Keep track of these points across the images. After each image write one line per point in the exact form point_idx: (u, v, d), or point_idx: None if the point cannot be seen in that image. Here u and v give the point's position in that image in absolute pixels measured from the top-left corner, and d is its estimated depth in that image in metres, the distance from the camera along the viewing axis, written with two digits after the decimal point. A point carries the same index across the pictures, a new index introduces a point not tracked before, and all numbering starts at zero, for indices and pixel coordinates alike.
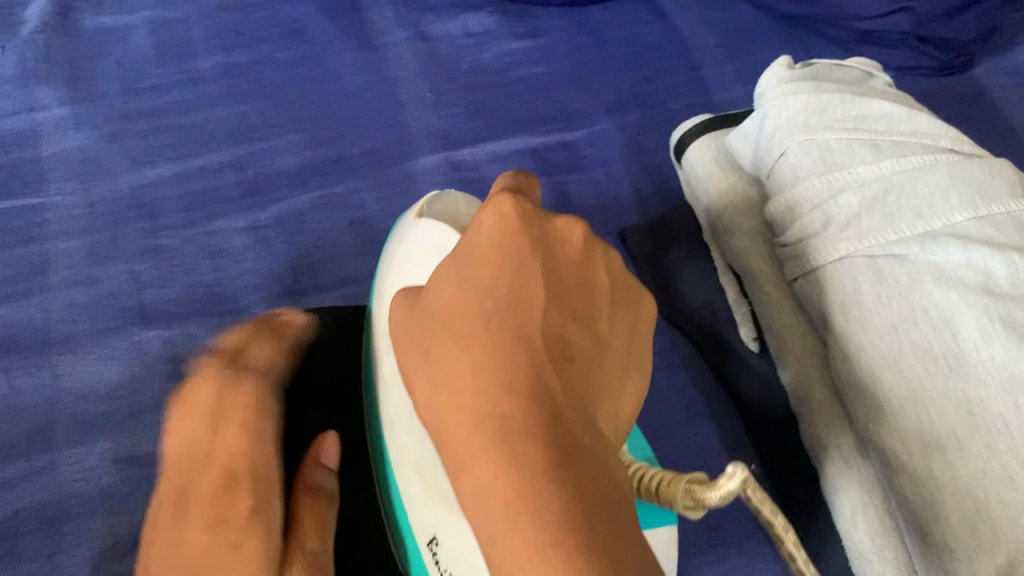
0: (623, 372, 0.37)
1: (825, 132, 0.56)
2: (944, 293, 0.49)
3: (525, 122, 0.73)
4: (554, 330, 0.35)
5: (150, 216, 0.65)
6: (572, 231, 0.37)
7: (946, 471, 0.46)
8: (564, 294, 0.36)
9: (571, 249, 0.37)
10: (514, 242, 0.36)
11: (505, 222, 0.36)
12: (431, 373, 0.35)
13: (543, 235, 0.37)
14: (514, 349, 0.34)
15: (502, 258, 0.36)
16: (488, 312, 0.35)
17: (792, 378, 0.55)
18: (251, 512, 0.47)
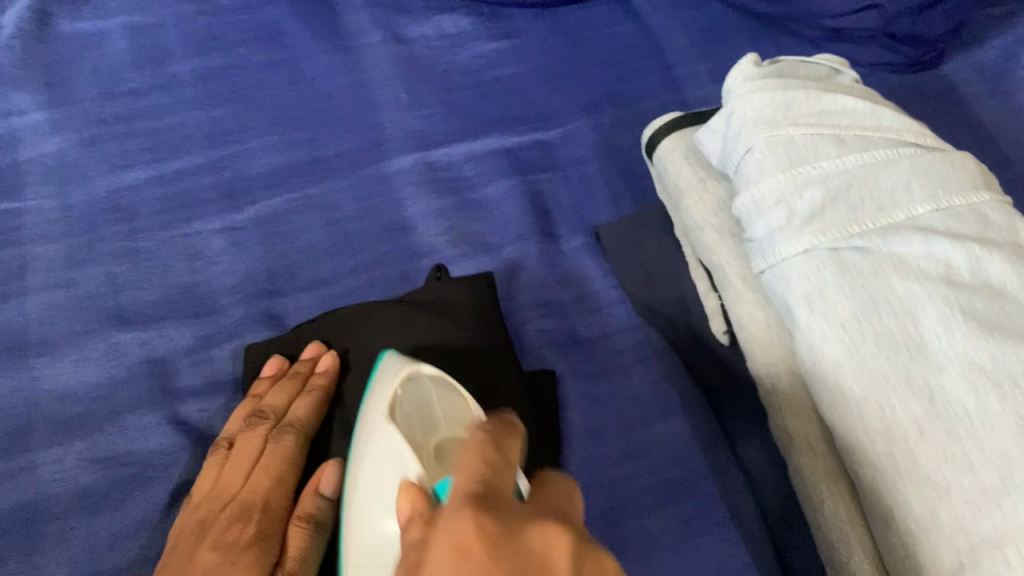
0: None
1: (790, 128, 0.57)
2: (906, 284, 0.51)
3: (500, 122, 0.74)
4: (539, 558, 0.27)
5: (127, 219, 0.65)
6: (566, 492, 0.30)
7: (908, 458, 0.47)
8: (546, 503, 0.28)
9: (561, 504, 0.29)
10: (494, 460, 0.29)
11: (483, 468, 0.29)
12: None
13: (533, 492, 0.29)
14: (477, 527, 0.26)
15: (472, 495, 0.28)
16: (456, 536, 0.27)
17: (760, 370, 0.56)
18: (258, 540, 0.47)
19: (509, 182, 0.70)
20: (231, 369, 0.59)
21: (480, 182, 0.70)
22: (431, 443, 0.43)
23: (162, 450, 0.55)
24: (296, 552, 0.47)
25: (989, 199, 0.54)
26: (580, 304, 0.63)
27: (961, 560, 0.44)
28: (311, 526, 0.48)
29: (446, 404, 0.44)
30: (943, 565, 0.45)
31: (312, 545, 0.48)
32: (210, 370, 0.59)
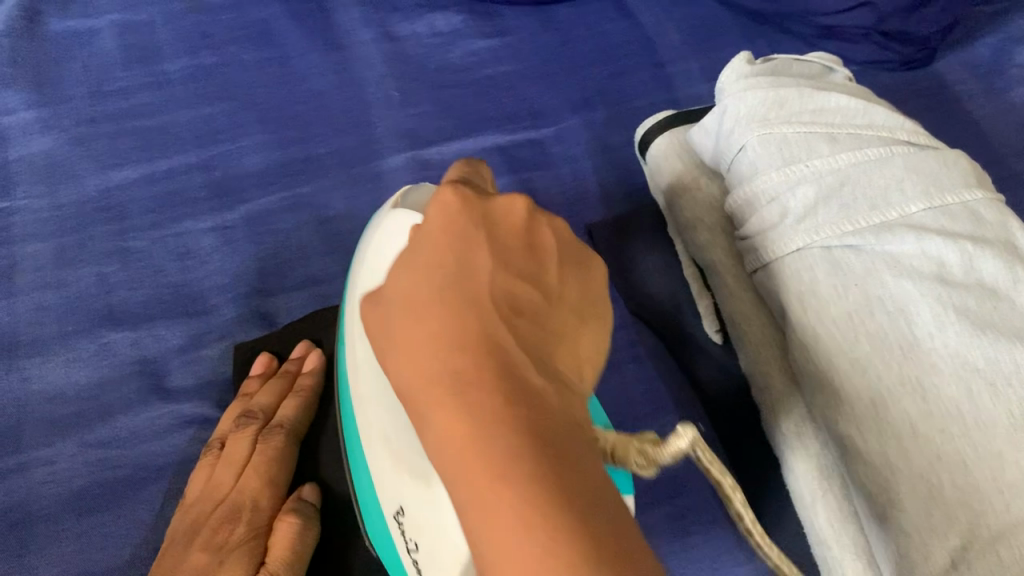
0: (576, 318, 0.33)
1: (783, 126, 0.57)
2: (899, 282, 0.51)
3: (492, 120, 0.73)
4: (506, 300, 0.31)
5: (118, 219, 0.65)
6: (512, 207, 0.33)
7: (900, 457, 0.47)
8: (511, 247, 0.32)
9: (513, 227, 0.33)
10: (460, 226, 0.32)
11: (449, 217, 0.32)
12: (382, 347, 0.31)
13: (482, 215, 0.33)
14: (458, 308, 0.30)
15: (445, 278, 0.31)
16: (442, 315, 0.30)
17: (753, 370, 0.56)
18: (245, 544, 0.48)
19: (501, 180, 0.69)
20: (223, 369, 0.59)
21: None
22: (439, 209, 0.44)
23: (153, 451, 0.55)
24: (280, 551, 0.47)
25: (981, 198, 0.54)
26: None
27: (952, 558, 0.44)
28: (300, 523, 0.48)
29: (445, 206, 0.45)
30: (934, 563, 0.45)
31: (299, 543, 0.48)
32: (201, 371, 0.59)
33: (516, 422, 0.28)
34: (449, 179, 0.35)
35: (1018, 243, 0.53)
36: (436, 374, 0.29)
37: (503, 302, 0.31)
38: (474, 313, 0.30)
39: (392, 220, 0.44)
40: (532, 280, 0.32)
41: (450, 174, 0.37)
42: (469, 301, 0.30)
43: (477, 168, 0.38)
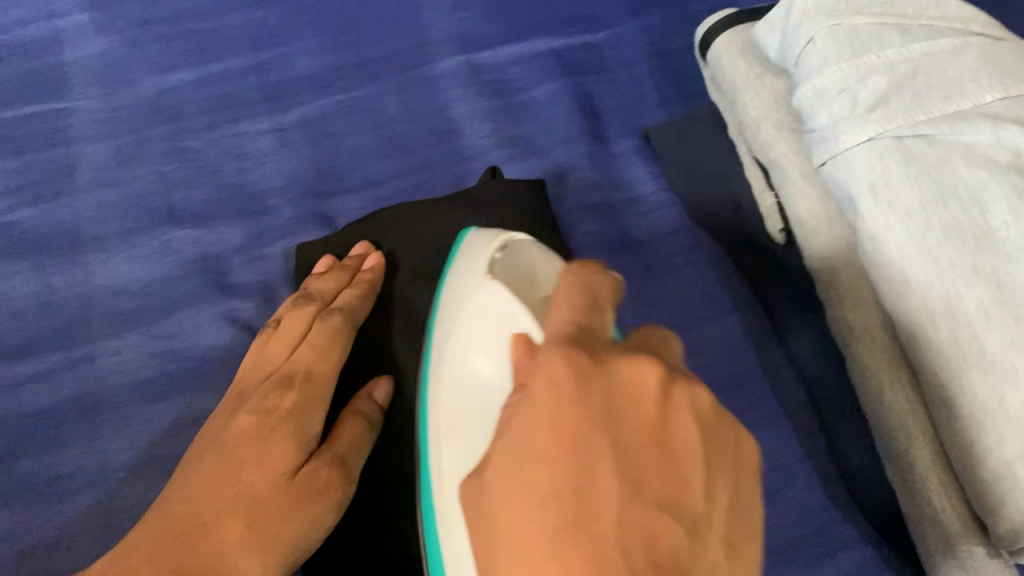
0: (707, 495, 0.26)
1: (853, 17, 0.56)
2: (973, 171, 0.50)
3: (545, 24, 0.72)
4: (638, 533, 0.25)
5: (174, 120, 0.65)
6: (639, 379, 0.27)
7: (973, 343, 0.46)
8: (654, 498, 0.26)
9: (644, 408, 0.27)
10: (572, 399, 0.27)
11: (559, 385, 0.27)
12: (483, 525, 0.27)
13: (608, 398, 0.27)
14: (563, 494, 0.25)
15: (562, 494, 0.25)
16: (548, 484, 0.25)
17: (818, 265, 0.55)
18: (301, 409, 0.48)
19: (556, 84, 0.69)
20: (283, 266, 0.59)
21: (527, 85, 0.69)
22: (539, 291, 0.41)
23: (218, 344, 0.56)
24: (345, 438, 0.47)
25: None
26: (630, 208, 0.64)
27: None
28: (366, 421, 0.48)
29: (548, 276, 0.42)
30: (1008, 449, 0.44)
31: (364, 438, 0.48)
32: (263, 268, 0.59)
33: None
34: (575, 307, 0.31)
35: None
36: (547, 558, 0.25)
37: (634, 502, 0.25)
38: (608, 485, 0.25)
39: (487, 294, 0.41)
40: (673, 478, 0.26)
41: (570, 278, 0.33)
42: (586, 529, 0.25)
43: (592, 271, 0.34)
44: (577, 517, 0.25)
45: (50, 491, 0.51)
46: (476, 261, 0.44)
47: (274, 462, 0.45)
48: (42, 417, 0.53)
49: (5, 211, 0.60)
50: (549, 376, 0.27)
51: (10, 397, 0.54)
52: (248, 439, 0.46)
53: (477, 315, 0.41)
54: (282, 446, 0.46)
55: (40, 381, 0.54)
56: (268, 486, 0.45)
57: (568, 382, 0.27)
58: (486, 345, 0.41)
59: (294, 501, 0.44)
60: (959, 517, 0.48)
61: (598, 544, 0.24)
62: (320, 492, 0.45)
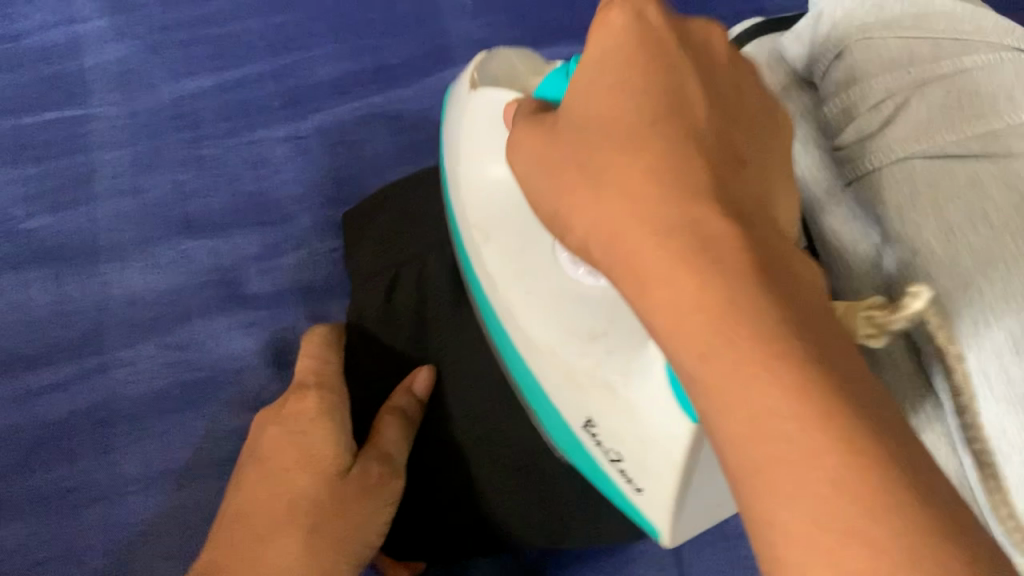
0: (720, 160, 0.32)
1: (882, 32, 0.54)
2: (1006, 195, 0.47)
3: (568, 29, 0.71)
4: (712, 153, 0.32)
5: (192, 127, 0.65)
6: (712, 34, 0.35)
7: (1001, 377, 0.44)
8: (702, 65, 0.34)
9: (710, 52, 0.35)
10: (638, 56, 0.33)
11: (619, 40, 0.33)
12: (585, 188, 0.32)
13: (665, 68, 0.33)
14: (671, 166, 0.31)
15: (651, 164, 0.31)
16: (631, 162, 0.32)
17: (843, 287, 0.53)
18: (314, 429, 0.46)
19: None
20: (298, 276, 0.59)
21: None
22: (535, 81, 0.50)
23: (232, 357, 0.56)
24: (387, 437, 0.48)
25: None
26: None
27: None
28: (402, 415, 0.50)
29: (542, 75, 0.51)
30: None
31: (404, 433, 0.49)
32: (278, 278, 0.59)
33: (729, 264, 0.28)
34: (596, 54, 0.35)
35: None
36: (624, 171, 0.32)
37: (678, 134, 0.32)
38: (678, 123, 0.32)
39: (477, 98, 0.49)
40: (746, 142, 0.33)
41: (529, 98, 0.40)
42: (651, 127, 0.32)
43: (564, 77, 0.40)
44: (636, 131, 0.32)
45: (63, 504, 0.51)
46: (461, 92, 0.51)
47: (318, 463, 0.45)
48: (56, 428, 0.53)
49: (23, 220, 0.60)
50: (609, 92, 0.33)
51: (24, 408, 0.54)
52: (282, 452, 0.46)
53: (478, 121, 0.49)
54: (322, 451, 0.46)
55: (55, 392, 0.54)
56: (323, 498, 0.44)
57: (641, 66, 0.33)
58: (495, 149, 0.48)
59: (357, 502, 0.45)
60: None
61: (677, 144, 0.32)
62: (376, 485, 0.46)
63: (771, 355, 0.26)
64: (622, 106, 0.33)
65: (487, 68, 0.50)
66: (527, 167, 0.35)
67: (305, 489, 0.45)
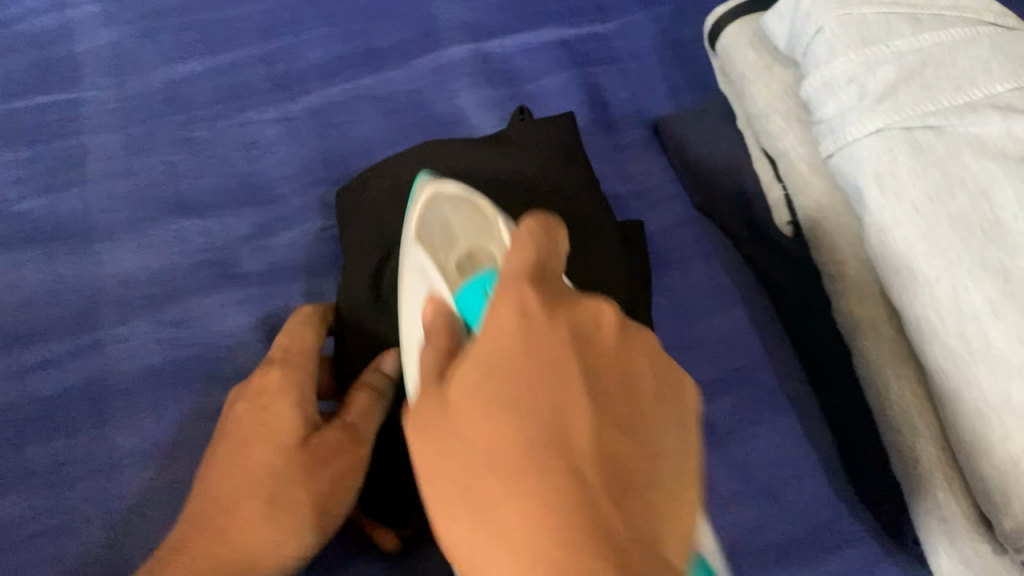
0: (660, 398, 0.34)
1: (862, 6, 0.55)
2: (982, 163, 0.49)
3: (555, 14, 0.72)
4: (604, 465, 0.30)
5: (183, 110, 0.65)
6: (604, 318, 0.34)
7: (979, 337, 0.46)
8: (590, 378, 0.32)
9: (604, 339, 0.34)
10: (546, 373, 0.32)
11: (506, 334, 0.33)
12: (452, 444, 0.32)
13: (559, 356, 0.33)
14: (531, 455, 0.30)
15: (534, 341, 0.33)
16: (508, 419, 0.31)
17: (825, 256, 0.54)
18: (275, 402, 0.46)
19: (565, 74, 0.68)
20: (289, 255, 0.60)
21: (536, 75, 0.69)
22: (453, 257, 0.45)
23: (225, 334, 0.56)
24: (354, 409, 0.47)
25: None
26: (638, 200, 0.64)
27: None
28: (376, 392, 0.47)
29: (468, 233, 0.45)
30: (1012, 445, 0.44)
31: (374, 408, 0.47)
32: (270, 257, 0.59)
33: (552, 459, 0.30)
34: (519, 269, 0.36)
35: None
36: (510, 421, 0.31)
37: (559, 390, 0.32)
38: (552, 432, 0.31)
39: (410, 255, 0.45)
40: (643, 413, 0.33)
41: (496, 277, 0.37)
42: (543, 387, 0.32)
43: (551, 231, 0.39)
44: (525, 363, 0.32)
45: (57, 477, 0.51)
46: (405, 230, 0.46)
47: (278, 437, 0.45)
48: (50, 403, 0.54)
49: (16, 201, 0.61)
50: (489, 381, 0.32)
51: (18, 384, 0.54)
52: (244, 425, 0.46)
53: (411, 279, 0.45)
54: (280, 424, 0.45)
55: (49, 368, 0.55)
56: (281, 468, 0.44)
57: (526, 355, 0.32)
58: (413, 303, 0.45)
59: (313, 471, 0.44)
60: (965, 513, 0.47)
61: (529, 436, 0.31)
62: (332, 453, 0.45)
63: (554, 498, 0.29)
64: (509, 346, 0.33)
65: (439, 184, 0.46)
66: (421, 445, 0.33)
67: (262, 460, 0.44)
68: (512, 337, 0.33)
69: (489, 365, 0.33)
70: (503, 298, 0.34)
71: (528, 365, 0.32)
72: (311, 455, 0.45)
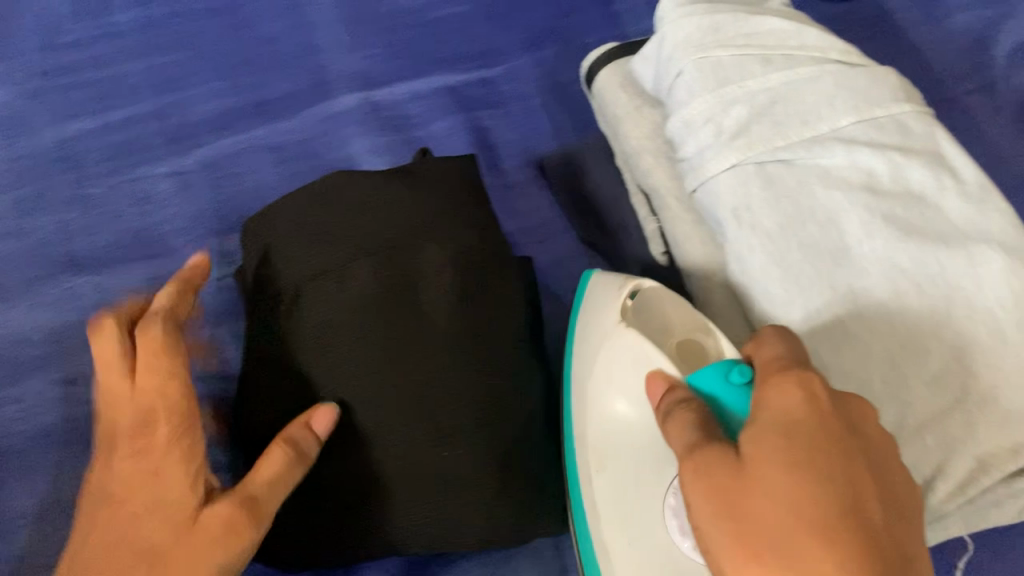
0: (883, 445, 0.37)
1: (718, 50, 0.59)
2: (828, 193, 0.53)
3: (443, 61, 0.75)
4: (838, 440, 0.35)
5: (75, 168, 0.66)
6: (788, 389, 0.37)
7: (831, 356, 0.49)
8: (852, 427, 0.36)
9: (821, 404, 0.36)
10: (825, 414, 0.36)
11: (802, 404, 0.36)
12: (739, 496, 0.34)
13: (822, 418, 0.36)
14: (802, 516, 0.33)
15: (812, 403, 0.36)
16: (856, 458, 0.35)
17: (696, 284, 0.58)
18: (168, 466, 0.44)
19: (453, 118, 0.71)
20: None
21: (425, 120, 0.71)
22: (670, 346, 0.51)
23: None
24: (262, 477, 0.44)
25: (911, 111, 0.57)
26: (528, 238, 0.66)
27: None
28: (295, 452, 0.45)
29: (676, 320, 0.51)
30: None
31: (287, 471, 0.45)
32: None
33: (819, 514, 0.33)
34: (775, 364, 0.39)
35: (943, 152, 0.56)
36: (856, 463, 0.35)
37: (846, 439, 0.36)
38: (832, 491, 0.33)
39: (621, 340, 0.49)
40: (868, 437, 0.37)
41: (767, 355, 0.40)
42: (836, 440, 0.35)
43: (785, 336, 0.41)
44: (883, 439, 0.37)
45: None
46: (605, 316, 0.51)
47: (167, 511, 0.43)
48: None
49: None
50: (774, 437, 0.35)
51: None
52: (128, 482, 0.44)
53: (618, 361, 0.49)
54: (169, 498, 0.43)
55: None
56: (166, 542, 0.42)
57: (800, 423, 0.35)
58: (621, 387, 0.48)
59: (206, 550, 0.42)
60: None
61: (796, 454, 0.34)
62: (228, 535, 0.42)
63: None
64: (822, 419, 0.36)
65: (630, 277, 0.52)
66: (706, 500, 0.35)
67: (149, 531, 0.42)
68: (803, 407, 0.36)
69: (751, 435, 0.36)
70: (776, 389, 0.37)
71: (771, 447, 0.35)
72: (215, 519, 0.42)
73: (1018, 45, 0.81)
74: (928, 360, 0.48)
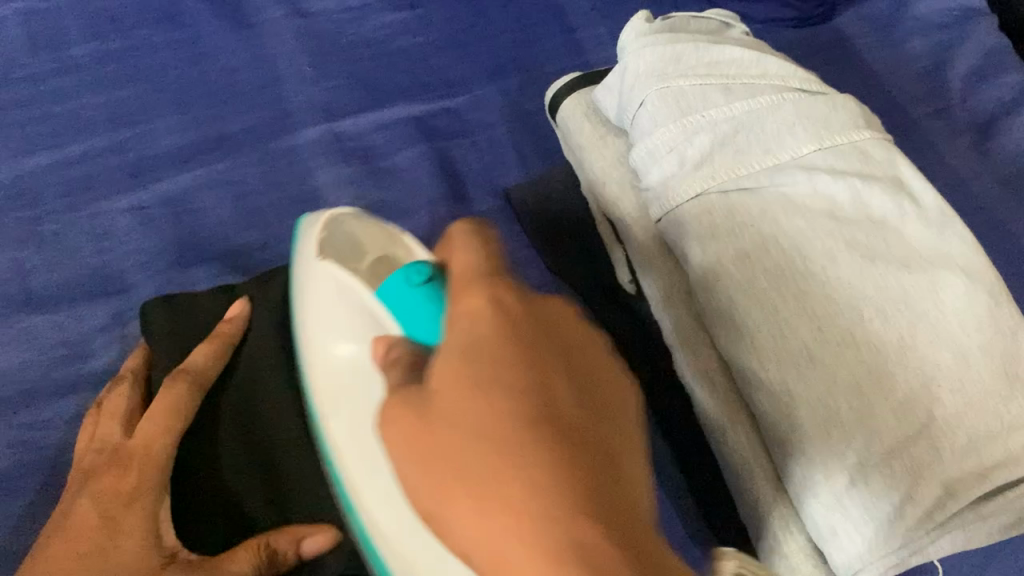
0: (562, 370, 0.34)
1: (679, 80, 0.59)
2: (792, 220, 0.53)
3: (406, 92, 0.75)
4: (572, 431, 0.32)
5: (31, 204, 0.65)
6: (465, 256, 0.38)
7: (799, 384, 0.49)
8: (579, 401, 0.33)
9: (504, 353, 0.33)
10: (503, 357, 0.33)
11: (485, 335, 0.34)
12: (447, 416, 0.32)
13: (482, 372, 0.33)
14: (529, 435, 0.31)
15: (487, 336, 0.34)
16: (501, 396, 0.32)
17: (662, 315, 0.58)
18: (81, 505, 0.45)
19: (416, 149, 0.71)
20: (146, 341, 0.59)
21: (390, 150, 0.71)
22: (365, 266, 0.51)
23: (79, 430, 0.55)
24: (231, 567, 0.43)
25: (869, 137, 0.57)
26: None
27: (851, 476, 0.48)
28: (264, 559, 0.44)
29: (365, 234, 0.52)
30: (833, 483, 0.48)
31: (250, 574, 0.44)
32: (126, 345, 0.59)
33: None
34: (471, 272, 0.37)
35: (903, 178, 0.56)
36: (560, 387, 0.33)
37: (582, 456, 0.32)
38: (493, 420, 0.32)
39: None
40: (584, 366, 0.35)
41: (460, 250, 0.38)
42: (536, 351, 0.34)
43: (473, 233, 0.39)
44: (488, 436, 0.31)
45: None
46: None
47: (85, 536, 0.44)
48: None
49: None
50: (475, 325, 0.35)
51: None
52: (76, 512, 0.45)
53: None
54: (93, 534, 0.44)
55: None
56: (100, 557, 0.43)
57: (507, 432, 0.31)
58: None
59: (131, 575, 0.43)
60: (803, 550, 0.51)
61: (558, 442, 0.31)
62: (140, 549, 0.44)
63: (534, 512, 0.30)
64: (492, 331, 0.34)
65: None
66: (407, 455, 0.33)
67: (92, 540, 0.44)
68: (498, 352, 0.33)
69: (458, 315, 0.36)
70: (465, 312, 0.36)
71: (480, 327, 0.34)
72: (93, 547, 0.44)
73: (974, 67, 0.82)
74: (863, 395, 0.48)
